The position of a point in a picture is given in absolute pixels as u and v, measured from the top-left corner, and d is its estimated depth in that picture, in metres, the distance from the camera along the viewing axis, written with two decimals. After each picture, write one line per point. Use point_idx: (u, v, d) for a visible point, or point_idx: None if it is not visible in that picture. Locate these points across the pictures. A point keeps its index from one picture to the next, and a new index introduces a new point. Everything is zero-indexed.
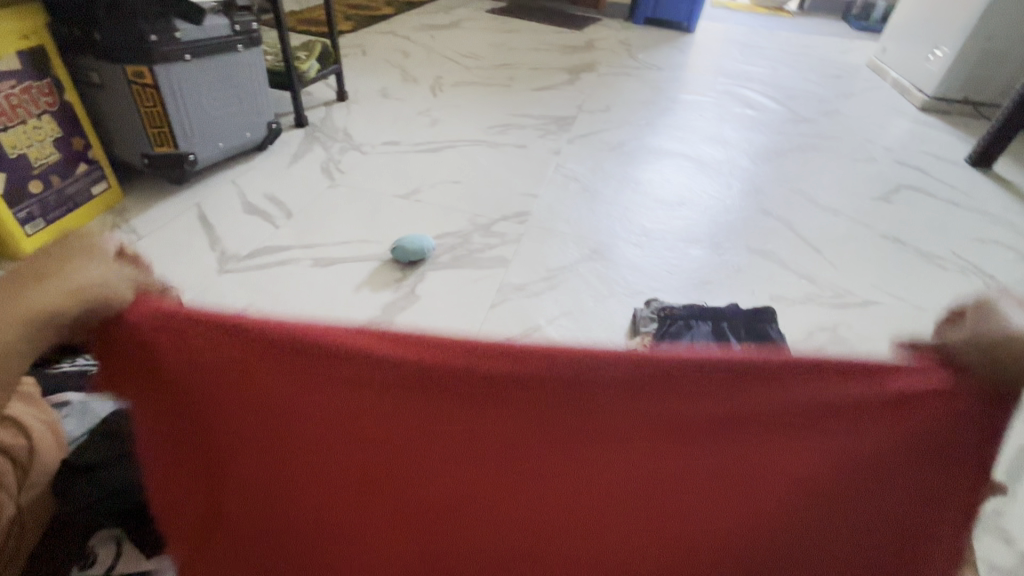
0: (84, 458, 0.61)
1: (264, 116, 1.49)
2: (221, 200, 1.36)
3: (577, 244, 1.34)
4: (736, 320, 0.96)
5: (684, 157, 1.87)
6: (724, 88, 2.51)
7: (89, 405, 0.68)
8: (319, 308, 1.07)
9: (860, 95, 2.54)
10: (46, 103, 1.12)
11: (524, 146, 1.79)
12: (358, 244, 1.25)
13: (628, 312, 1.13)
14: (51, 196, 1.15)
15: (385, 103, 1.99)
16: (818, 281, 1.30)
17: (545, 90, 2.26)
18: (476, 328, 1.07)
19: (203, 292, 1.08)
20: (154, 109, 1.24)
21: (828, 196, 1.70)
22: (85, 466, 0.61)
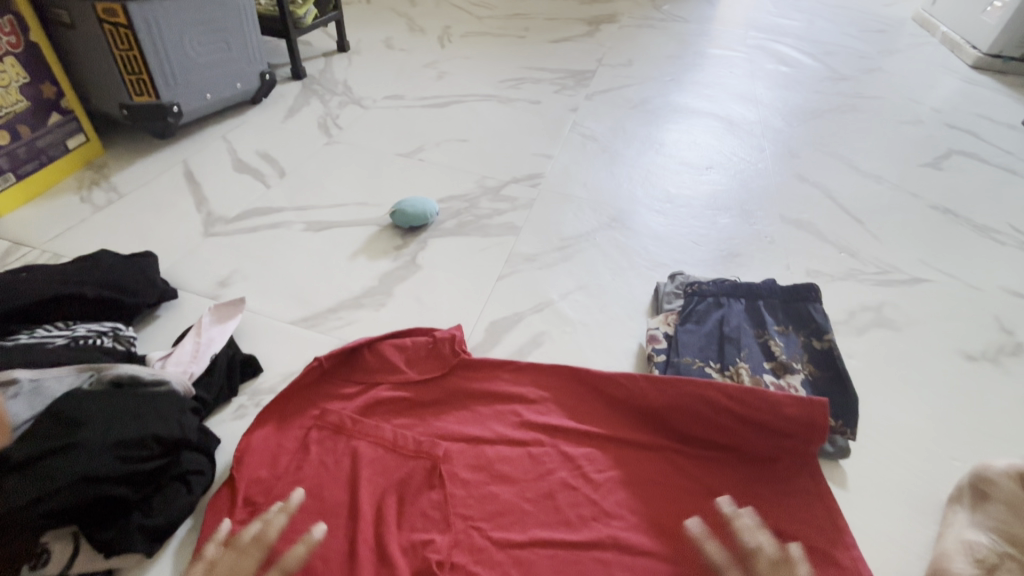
0: (25, 450, 0.53)
1: (256, 65, 1.37)
2: (210, 157, 1.25)
3: (594, 210, 1.23)
4: (773, 298, 0.82)
5: (713, 117, 1.72)
6: (756, 42, 2.30)
7: (41, 385, 0.60)
8: (310, 276, 0.97)
9: (904, 52, 2.33)
10: (9, 44, 1.00)
11: (538, 103, 1.65)
12: (356, 207, 1.15)
13: (648, 287, 1.02)
14: (21, 149, 1.05)
15: (388, 54, 1.84)
16: (859, 255, 1.18)
17: (562, 42, 2.08)
18: (481, 304, 0.97)
19: (186, 257, 0.99)
20: (131, 54, 1.13)
21: (871, 162, 1.55)
22: (25, 461, 0.53)
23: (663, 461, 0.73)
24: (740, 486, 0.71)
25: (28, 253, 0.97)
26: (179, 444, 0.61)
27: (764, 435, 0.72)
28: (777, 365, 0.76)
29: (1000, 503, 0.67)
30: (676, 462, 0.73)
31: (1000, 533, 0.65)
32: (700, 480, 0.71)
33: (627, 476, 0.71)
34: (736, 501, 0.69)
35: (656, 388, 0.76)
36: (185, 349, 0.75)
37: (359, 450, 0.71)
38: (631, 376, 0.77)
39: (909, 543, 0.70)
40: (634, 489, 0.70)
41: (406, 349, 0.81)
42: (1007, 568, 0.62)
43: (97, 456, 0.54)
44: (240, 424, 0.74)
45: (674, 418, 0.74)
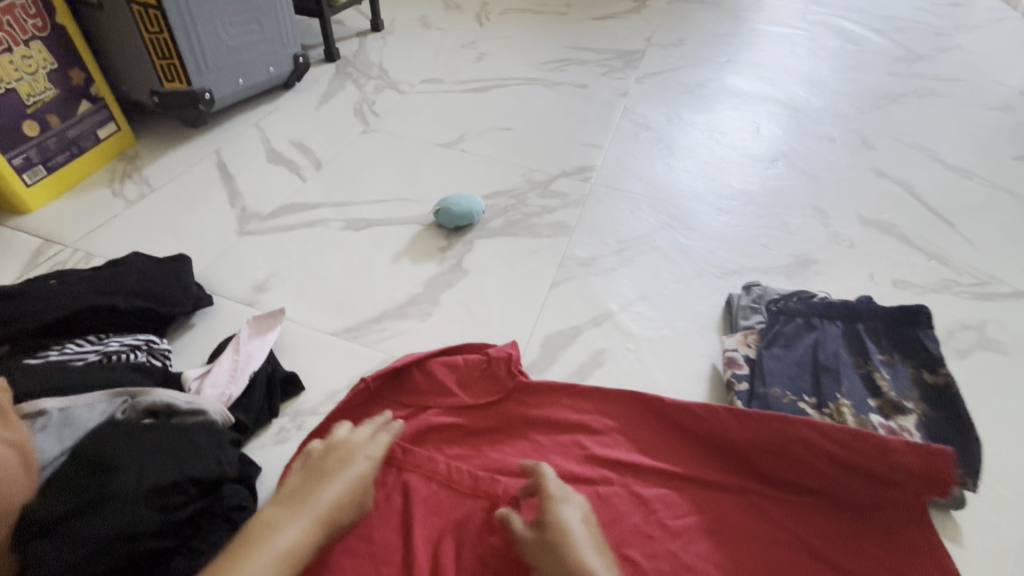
0: (53, 505, 0.48)
1: (289, 47, 1.29)
2: (243, 147, 1.19)
3: (652, 208, 1.13)
4: (876, 322, 0.73)
5: (775, 101, 1.58)
6: (818, 17, 2.11)
7: (71, 415, 0.55)
8: (351, 282, 0.91)
9: (985, 28, 2.11)
10: (34, 27, 0.95)
11: (585, 87, 1.53)
12: (396, 203, 1.07)
13: (718, 298, 0.92)
14: (51, 140, 1.00)
15: (424, 34, 1.74)
16: (952, 263, 1.06)
17: (607, 19, 1.94)
18: (535, 315, 0.89)
19: (221, 258, 0.93)
20: (161, 37, 1.06)
21: (956, 154, 1.40)
22: (53, 519, 0.47)
23: (747, 507, 0.65)
24: (837, 541, 0.62)
25: (60, 252, 0.93)
26: (218, 482, 0.55)
27: (864, 482, 0.62)
28: (885, 403, 0.67)
29: None
30: (764, 508, 0.64)
31: None
32: (791, 531, 0.63)
33: (707, 523, 0.64)
34: (834, 559, 0.61)
35: (735, 423, 0.67)
36: (223, 368, 0.69)
37: (411, 486, 0.65)
38: (705, 407, 0.69)
39: None
40: (715, 538, 0.63)
41: (458, 368, 0.74)
42: None
43: (132, 508, 0.49)
44: (282, 450, 0.68)
45: (756, 458, 0.66)
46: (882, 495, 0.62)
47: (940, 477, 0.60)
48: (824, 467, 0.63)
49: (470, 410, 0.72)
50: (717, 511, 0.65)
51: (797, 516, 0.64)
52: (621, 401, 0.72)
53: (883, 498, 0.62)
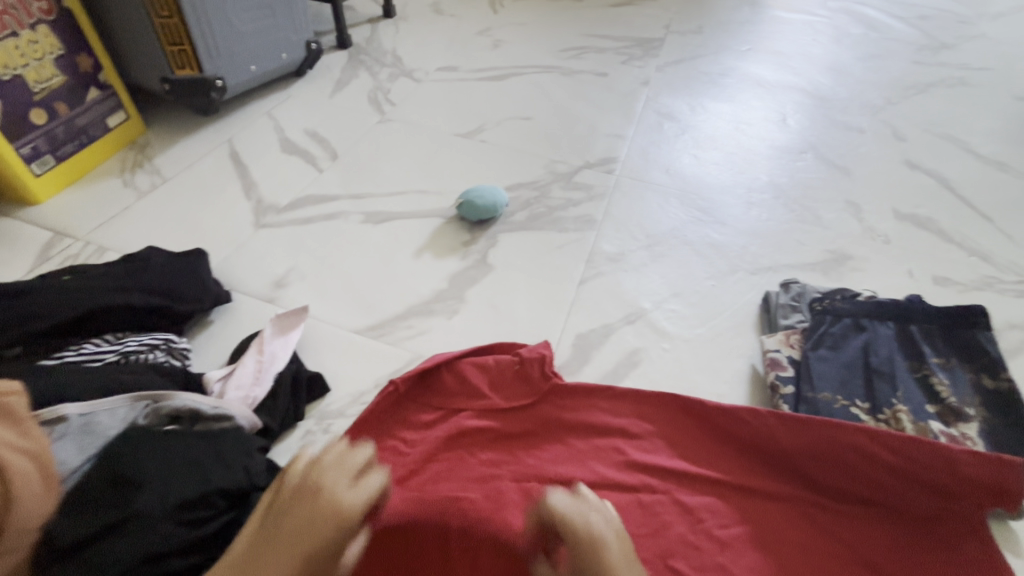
0: (79, 525, 0.45)
1: (302, 33, 1.25)
2: (256, 136, 1.15)
3: (680, 201, 1.09)
4: (930, 322, 0.69)
5: (800, 91, 1.53)
6: (840, 4, 2.06)
7: (91, 421, 0.52)
8: (374, 277, 0.87)
9: (1012, 15, 2.05)
10: (41, 10, 0.91)
11: (605, 75, 1.48)
12: (417, 195, 1.04)
13: (755, 295, 0.89)
14: (60, 129, 0.96)
15: (437, 20, 1.69)
16: (993, 259, 1.02)
17: (624, 5, 1.88)
18: (565, 312, 0.85)
19: (238, 252, 0.90)
20: (171, 21, 1.02)
21: (990, 145, 1.35)
22: (80, 540, 0.45)
23: (799, 518, 0.61)
24: (896, 555, 0.59)
25: (71, 246, 0.89)
26: (246, 492, 0.52)
27: (921, 491, 0.60)
28: (944, 410, 0.64)
29: None
30: (816, 518, 0.61)
31: None
32: (845, 543, 0.59)
33: (756, 533, 0.61)
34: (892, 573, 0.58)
35: (785, 428, 0.64)
36: (247, 369, 0.66)
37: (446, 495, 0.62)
38: (754, 411, 0.65)
39: None
40: (766, 550, 0.60)
41: (490, 370, 0.70)
42: None
43: (158, 525, 0.46)
44: (309, 454, 0.65)
45: (807, 465, 0.63)
46: (942, 506, 0.59)
47: (1003, 487, 0.58)
48: (880, 476, 0.60)
49: (502, 413, 0.68)
50: (765, 519, 0.61)
51: (853, 527, 0.60)
52: (660, 404, 0.69)
53: (942, 510, 0.59)
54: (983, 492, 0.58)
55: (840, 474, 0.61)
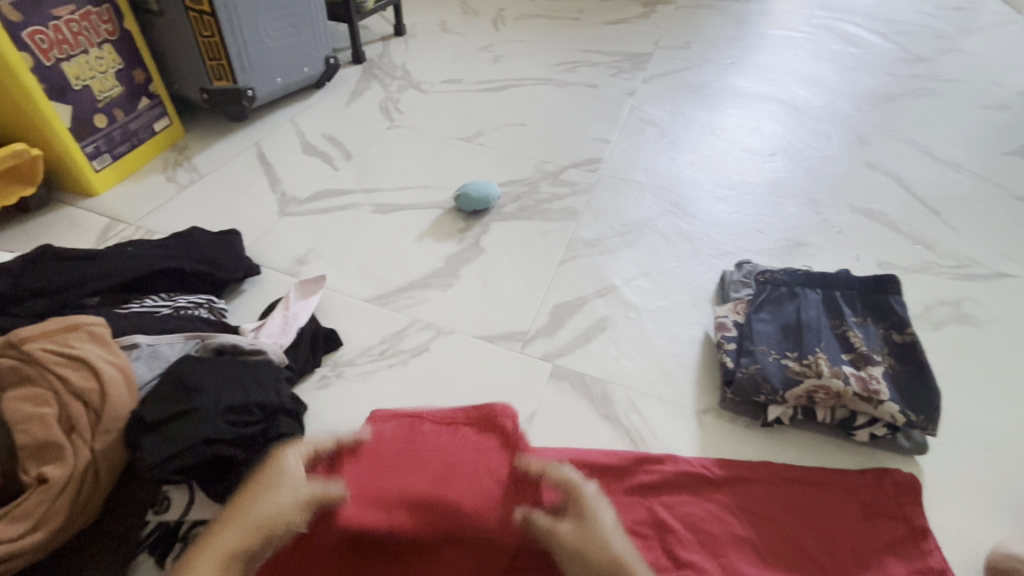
0: (155, 412, 0.59)
1: (322, 49, 1.41)
2: (280, 139, 1.30)
3: (655, 196, 1.22)
4: (851, 289, 0.81)
5: (776, 101, 1.66)
6: (823, 21, 2.18)
7: (157, 350, 0.66)
8: (381, 257, 1.01)
9: (988, 31, 2.16)
10: (106, 31, 1.08)
11: (594, 86, 1.63)
12: (420, 190, 1.18)
13: (713, 275, 1.01)
14: (116, 131, 1.13)
15: (443, 38, 1.85)
16: (936, 248, 1.13)
17: (617, 24, 2.04)
18: (545, 286, 0.98)
19: (265, 235, 1.05)
20: (212, 40, 1.18)
21: (949, 149, 1.47)
22: (156, 422, 0.58)
23: (735, 487, 0.71)
24: (805, 544, 0.66)
25: (126, 229, 1.05)
26: (277, 410, 0.66)
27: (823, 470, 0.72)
28: (856, 357, 0.74)
29: None
30: (746, 495, 0.70)
31: None
32: (770, 519, 0.68)
33: (694, 497, 0.70)
34: (802, 551, 0.65)
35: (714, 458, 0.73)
36: (275, 322, 0.81)
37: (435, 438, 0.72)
38: (681, 443, 0.76)
39: (979, 531, 0.70)
40: (700, 520, 0.68)
41: (464, 352, 0.86)
42: None
43: (213, 419, 0.60)
44: (325, 392, 0.79)
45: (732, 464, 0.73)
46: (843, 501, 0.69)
47: (883, 478, 0.71)
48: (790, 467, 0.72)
49: (479, 382, 0.82)
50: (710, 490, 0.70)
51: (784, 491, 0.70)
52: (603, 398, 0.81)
53: (843, 506, 0.69)
54: (873, 480, 0.71)
55: (761, 470, 0.72)
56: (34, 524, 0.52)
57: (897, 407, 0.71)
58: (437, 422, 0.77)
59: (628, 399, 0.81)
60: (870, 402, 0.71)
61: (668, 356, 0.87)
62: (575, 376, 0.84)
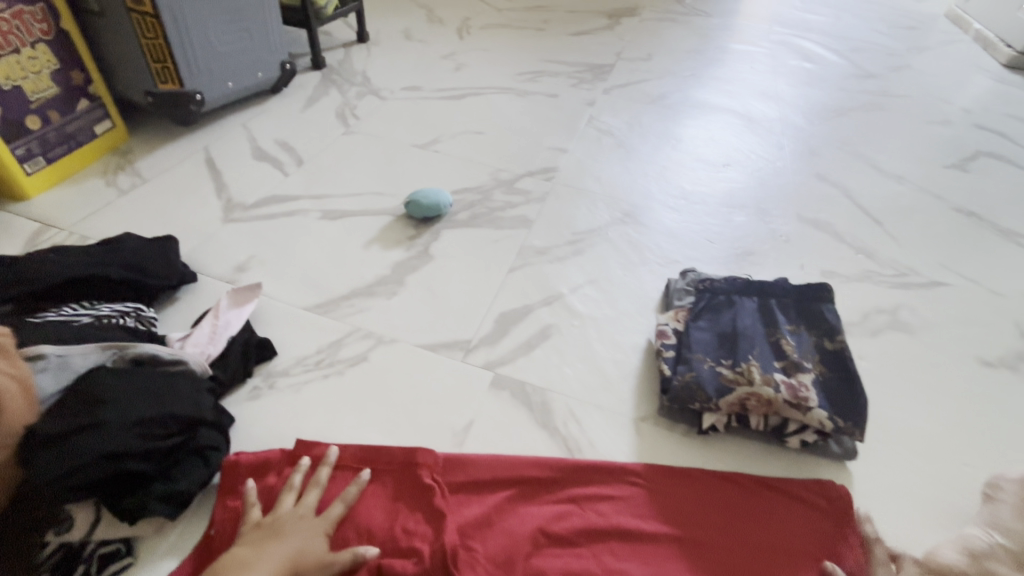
0: (55, 425, 0.56)
1: (277, 54, 1.39)
2: (230, 144, 1.28)
3: (607, 205, 1.23)
4: (786, 297, 0.82)
5: (732, 113, 1.69)
6: (781, 37, 2.24)
7: (67, 361, 0.63)
8: (326, 265, 0.99)
9: (937, 49, 2.25)
10: (40, 31, 1.04)
11: (555, 96, 1.64)
12: (370, 197, 1.17)
13: (660, 283, 1.02)
14: (51, 134, 1.09)
15: (407, 46, 1.84)
16: (877, 257, 1.16)
17: (582, 35, 2.06)
18: (492, 294, 0.97)
19: (206, 242, 1.02)
20: (156, 42, 1.15)
21: (895, 162, 1.52)
22: (54, 436, 0.56)
23: (661, 494, 0.71)
24: (735, 546, 0.67)
25: (57, 235, 1.01)
26: (195, 422, 0.64)
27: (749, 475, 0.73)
28: (788, 364, 0.76)
29: (1009, 505, 0.68)
30: (670, 501, 0.70)
31: (1000, 530, 0.65)
32: (692, 523, 0.68)
33: (628, 504, 0.70)
34: (721, 556, 0.66)
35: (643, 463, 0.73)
36: (203, 331, 0.78)
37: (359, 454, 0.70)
38: (617, 450, 0.76)
39: (902, 533, 0.72)
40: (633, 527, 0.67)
41: (404, 361, 0.84)
42: (996, 557, 0.63)
43: (120, 433, 0.57)
44: (255, 404, 0.77)
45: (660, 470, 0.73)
46: (772, 500, 0.71)
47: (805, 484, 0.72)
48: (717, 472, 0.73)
49: (417, 392, 0.81)
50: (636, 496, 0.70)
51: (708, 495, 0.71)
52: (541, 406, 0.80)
53: (773, 505, 0.70)
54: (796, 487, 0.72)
55: (687, 477, 0.72)
56: None
57: (826, 413, 0.72)
58: (372, 432, 0.75)
59: (568, 407, 0.80)
60: (799, 408, 0.72)
61: (610, 364, 0.87)
62: (515, 385, 0.83)
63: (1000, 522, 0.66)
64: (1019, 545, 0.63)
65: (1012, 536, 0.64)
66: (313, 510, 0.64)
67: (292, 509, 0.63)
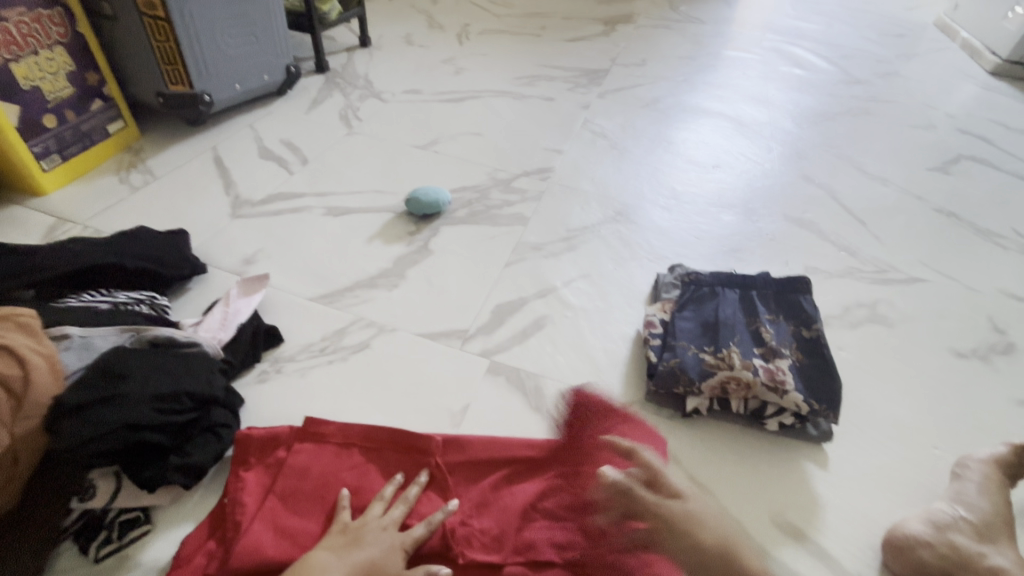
0: (78, 396, 0.60)
1: (282, 57, 1.44)
2: (237, 144, 1.32)
3: (600, 204, 1.28)
4: (766, 288, 0.87)
5: (723, 117, 1.74)
6: (773, 44, 2.30)
7: (89, 341, 0.67)
8: (330, 258, 1.04)
9: (924, 56, 2.31)
10: (58, 34, 1.09)
11: (551, 99, 1.69)
12: (373, 195, 1.21)
13: (649, 278, 1.07)
14: (67, 132, 1.13)
15: (408, 51, 1.90)
16: (859, 254, 1.21)
17: (578, 41, 2.12)
18: (488, 287, 1.02)
19: (215, 236, 1.06)
20: (168, 45, 1.20)
21: (879, 164, 1.57)
22: (78, 406, 0.60)
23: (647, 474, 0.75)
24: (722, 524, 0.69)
25: (73, 228, 1.05)
26: (208, 400, 0.68)
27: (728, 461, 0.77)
28: (766, 350, 0.80)
29: (975, 483, 0.73)
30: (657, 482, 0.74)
31: (965, 504, 0.71)
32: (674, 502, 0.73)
33: None
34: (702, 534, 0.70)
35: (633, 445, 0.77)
36: (215, 318, 0.83)
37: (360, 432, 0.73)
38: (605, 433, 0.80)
39: (874, 505, 0.76)
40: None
41: (405, 349, 0.89)
42: (958, 527, 0.68)
43: (139, 406, 0.62)
44: (263, 387, 0.81)
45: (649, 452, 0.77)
46: (755, 484, 0.75)
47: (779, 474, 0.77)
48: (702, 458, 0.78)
49: (416, 377, 0.85)
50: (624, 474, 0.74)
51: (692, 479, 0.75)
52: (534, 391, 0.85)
53: (756, 488, 0.75)
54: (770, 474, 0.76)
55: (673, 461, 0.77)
56: None
57: (801, 396, 0.77)
58: (375, 414, 0.80)
59: (560, 392, 0.85)
60: (776, 391, 0.77)
61: (601, 352, 0.91)
62: (510, 371, 0.87)
63: (966, 498, 0.71)
64: (980, 519, 0.68)
65: (975, 510, 0.70)
66: (398, 524, 0.66)
67: (378, 518, 0.65)
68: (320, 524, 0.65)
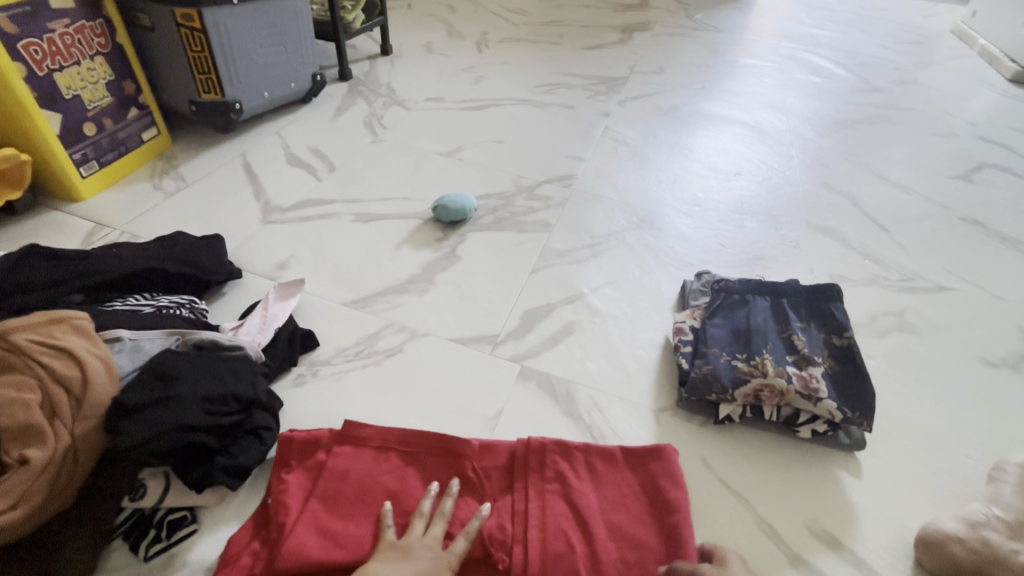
0: (132, 398, 0.62)
1: (309, 66, 1.47)
2: (266, 151, 1.35)
3: (624, 212, 1.28)
4: (797, 296, 0.88)
5: (742, 124, 1.75)
6: (789, 52, 2.31)
7: (139, 344, 0.70)
8: (360, 264, 1.05)
9: (943, 64, 2.30)
10: (99, 45, 1.12)
11: (571, 107, 1.71)
12: (399, 201, 1.23)
13: (675, 284, 1.07)
14: (105, 140, 1.16)
15: (428, 59, 1.92)
16: (884, 262, 1.21)
17: (596, 49, 2.13)
18: (516, 293, 1.03)
19: (248, 241, 1.08)
20: (202, 54, 1.23)
21: (901, 172, 1.56)
22: (133, 407, 0.62)
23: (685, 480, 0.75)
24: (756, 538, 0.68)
25: (110, 233, 1.08)
26: (252, 402, 0.69)
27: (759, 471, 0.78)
28: (799, 358, 0.81)
29: (1010, 484, 0.72)
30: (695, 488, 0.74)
31: (997, 503, 0.70)
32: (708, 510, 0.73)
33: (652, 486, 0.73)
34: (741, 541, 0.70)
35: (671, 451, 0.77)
36: (253, 322, 0.85)
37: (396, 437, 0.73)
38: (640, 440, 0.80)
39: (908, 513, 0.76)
40: (660, 509, 0.69)
41: (437, 354, 0.90)
42: (991, 525, 0.67)
43: (189, 407, 0.63)
44: (300, 390, 0.82)
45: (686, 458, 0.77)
46: (792, 495, 0.75)
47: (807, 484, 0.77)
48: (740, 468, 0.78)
49: (449, 382, 0.86)
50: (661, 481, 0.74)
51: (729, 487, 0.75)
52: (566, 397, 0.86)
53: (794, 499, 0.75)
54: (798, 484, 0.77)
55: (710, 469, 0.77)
56: (12, 502, 0.56)
57: (835, 404, 0.77)
58: (410, 417, 0.81)
59: (591, 398, 0.86)
60: (810, 398, 0.77)
61: (630, 359, 0.92)
62: (541, 376, 0.88)
63: (1000, 498, 0.71)
64: (1015, 518, 0.67)
65: (1010, 510, 0.69)
66: (440, 542, 0.64)
67: (421, 537, 0.64)
68: (364, 529, 0.66)
